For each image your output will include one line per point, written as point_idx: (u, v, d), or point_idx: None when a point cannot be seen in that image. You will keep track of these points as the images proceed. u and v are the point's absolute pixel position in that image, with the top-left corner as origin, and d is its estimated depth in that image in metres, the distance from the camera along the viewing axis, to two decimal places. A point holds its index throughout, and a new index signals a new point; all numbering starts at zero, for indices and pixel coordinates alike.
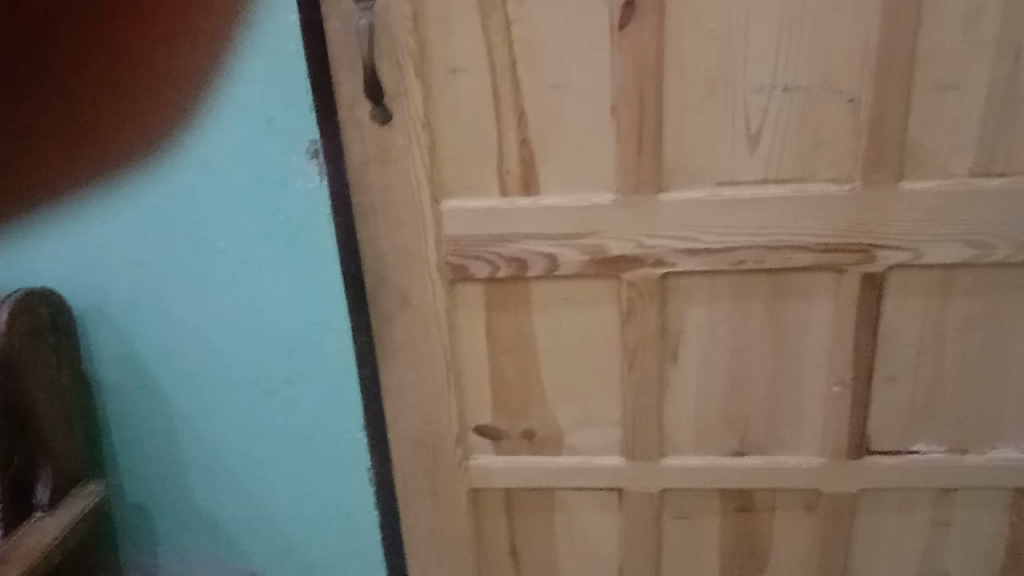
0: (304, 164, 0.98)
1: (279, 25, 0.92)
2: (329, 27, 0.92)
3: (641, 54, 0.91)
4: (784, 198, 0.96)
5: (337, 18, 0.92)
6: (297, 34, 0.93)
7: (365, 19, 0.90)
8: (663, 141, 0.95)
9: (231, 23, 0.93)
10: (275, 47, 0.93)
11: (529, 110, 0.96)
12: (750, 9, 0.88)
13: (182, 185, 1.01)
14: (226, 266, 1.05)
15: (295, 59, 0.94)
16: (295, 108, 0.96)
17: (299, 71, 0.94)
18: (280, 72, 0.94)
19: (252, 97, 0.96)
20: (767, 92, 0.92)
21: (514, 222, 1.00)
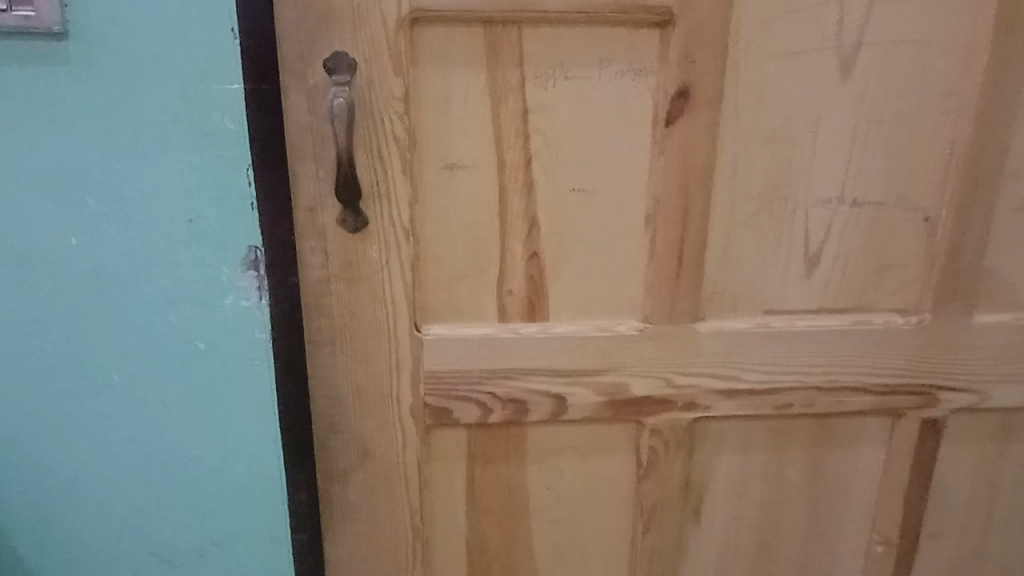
0: (237, 278, 0.74)
1: (214, 97, 0.68)
2: (288, 103, 0.70)
3: (689, 157, 0.73)
4: (842, 332, 0.81)
5: (301, 93, 0.70)
6: (238, 110, 0.69)
7: (342, 96, 0.68)
8: (703, 260, 0.77)
9: (147, 91, 0.68)
10: (207, 127, 0.69)
11: (541, 219, 0.75)
12: (823, 110, 0.73)
13: (66, 299, 0.75)
14: (123, 407, 0.79)
15: (234, 144, 0.69)
16: (229, 206, 0.72)
17: (239, 158, 0.70)
18: (212, 158, 0.70)
19: (171, 189, 0.71)
20: (831, 207, 0.77)
21: (516, 356, 0.79)
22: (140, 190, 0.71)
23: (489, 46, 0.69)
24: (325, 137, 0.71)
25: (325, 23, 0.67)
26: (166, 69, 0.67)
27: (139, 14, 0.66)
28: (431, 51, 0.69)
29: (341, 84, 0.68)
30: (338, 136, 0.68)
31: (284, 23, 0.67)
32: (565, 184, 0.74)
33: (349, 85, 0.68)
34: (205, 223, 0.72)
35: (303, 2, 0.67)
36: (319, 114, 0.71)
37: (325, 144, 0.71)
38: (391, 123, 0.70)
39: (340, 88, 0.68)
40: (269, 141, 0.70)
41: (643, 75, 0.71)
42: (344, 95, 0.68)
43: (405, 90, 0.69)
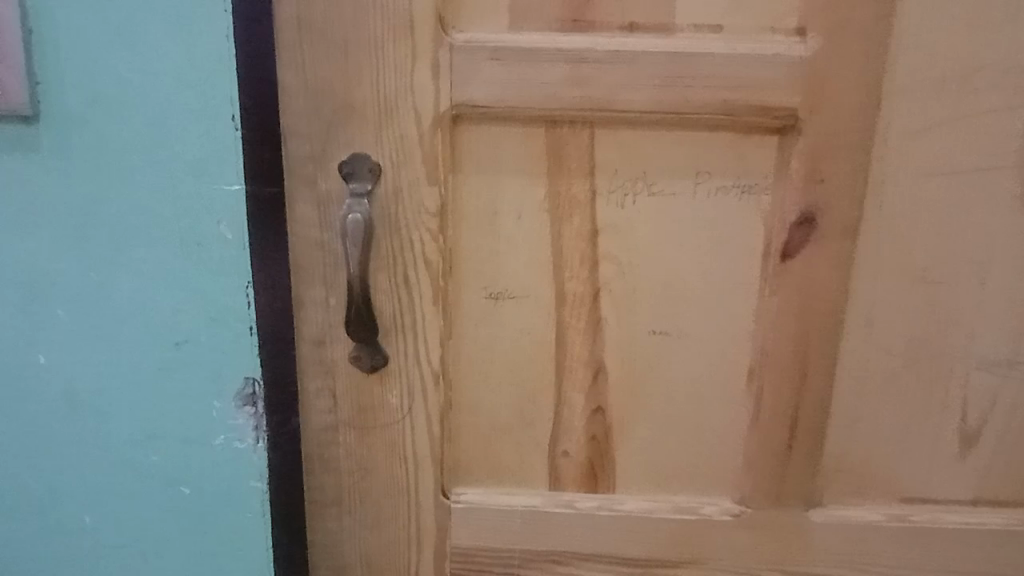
0: (230, 416, 0.58)
1: (208, 197, 0.52)
2: (295, 212, 0.55)
3: (812, 301, 0.55)
4: (1006, 534, 0.61)
5: (309, 200, 0.54)
6: (238, 215, 0.53)
7: (356, 211, 0.53)
8: (822, 430, 0.59)
9: (125, 185, 0.52)
10: (198, 234, 0.53)
11: (611, 367, 0.58)
12: (995, 247, 0.55)
13: (18, 433, 0.59)
14: (84, 567, 0.62)
15: (232, 256, 0.54)
16: (223, 330, 0.56)
17: (237, 274, 0.54)
18: (205, 271, 0.54)
19: (152, 306, 0.55)
20: (1000, 371, 0.58)
21: (570, 536, 0.62)
22: (113, 306, 0.56)
23: (551, 151, 0.53)
24: (339, 255, 0.56)
25: (342, 116, 0.52)
26: (150, 160, 0.52)
27: (119, 92, 0.50)
28: (476, 154, 0.54)
29: (358, 196, 0.53)
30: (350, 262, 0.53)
31: (292, 116, 0.52)
32: (643, 326, 0.57)
33: (369, 196, 0.53)
34: (191, 351, 0.56)
35: (316, 89, 0.52)
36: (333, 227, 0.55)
37: (338, 263, 0.56)
38: (422, 244, 0.55)
39: (357, 201, 0.53)
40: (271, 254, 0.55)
41: (754, 192, 0.54)
42: (362, 210, 0.53)
43: (441, 203, 0.54)
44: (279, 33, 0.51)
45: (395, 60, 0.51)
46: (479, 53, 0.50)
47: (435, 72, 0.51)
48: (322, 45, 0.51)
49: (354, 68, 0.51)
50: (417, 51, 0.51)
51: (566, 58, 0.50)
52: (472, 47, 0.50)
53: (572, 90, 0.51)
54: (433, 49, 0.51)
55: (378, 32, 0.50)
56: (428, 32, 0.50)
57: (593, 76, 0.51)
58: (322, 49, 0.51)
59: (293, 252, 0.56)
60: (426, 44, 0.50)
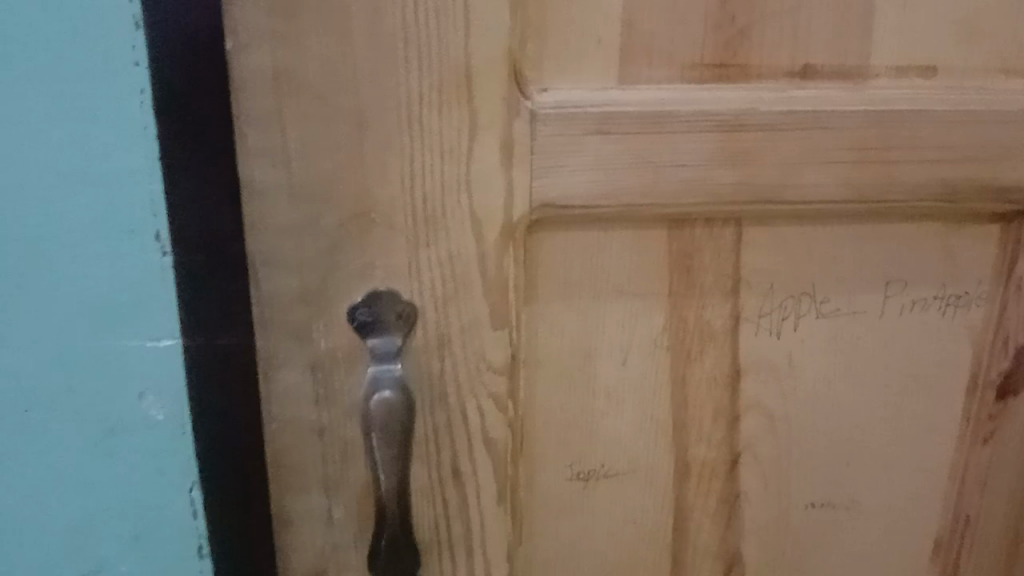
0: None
1: (124, 364, 0.34)
2: (274, 387, 0.33)
3: None
4: None
5: (297, 366, 0.33)
6: (177, 384, 0.34)
7: (390, 385, 0.32)
8: None
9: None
10: (108, 414, 0.34)
11: (749, 557, 0.40)
12: None
13: None
14: None
15: (167, 444, 0.35)
16: (159, 557, 0.37)
17: (178, 467, 0.36)
18: (124, 470, 0.35)
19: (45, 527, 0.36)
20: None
21: None
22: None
23: (677, 262, 0.34)
24: (353, 446, 0.34)
25: (351, 231, 0.31)
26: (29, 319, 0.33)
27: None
28: (563, 275, 0.34)
29: (388, 357, 0.32)
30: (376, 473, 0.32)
31: (268, 235, 0.31)
32: (797, 497, 0.39)
33: (401, 354, 0.32)
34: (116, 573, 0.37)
35: (309, 188, 0.31)
36: (335, 405, 0.33)
37: (351, 459, 0.34)
38: (482, 418, 0.34)
39: (387, 366, 0.32)
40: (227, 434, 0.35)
41: (964, 305, 0.37)
42: (396, 383, 0.32)
43: (512, 354, 0.34)
44: (240, 98, 0.30)
45: (441, 137, 0.31)
46: (578, 122, 0.31)
47: (506, 154, 0.31)
48: (318, 118, 0.30)
49: (372, 154, 0.31)
50: (479, 122, 0.31)
51: (714, 126, 0.32)
52: (572, 114, 0.31)
53: (724, 173, 0.32)
54: (504, 117, 0.31)
55: (415, 93, 0.30)
56: (498, 91, 0.30)
57: (755, 150, 0.32)
58: (319, 124, 0.30)
59: (270, 447, 0.34)
60: (493, 109, 0.30)
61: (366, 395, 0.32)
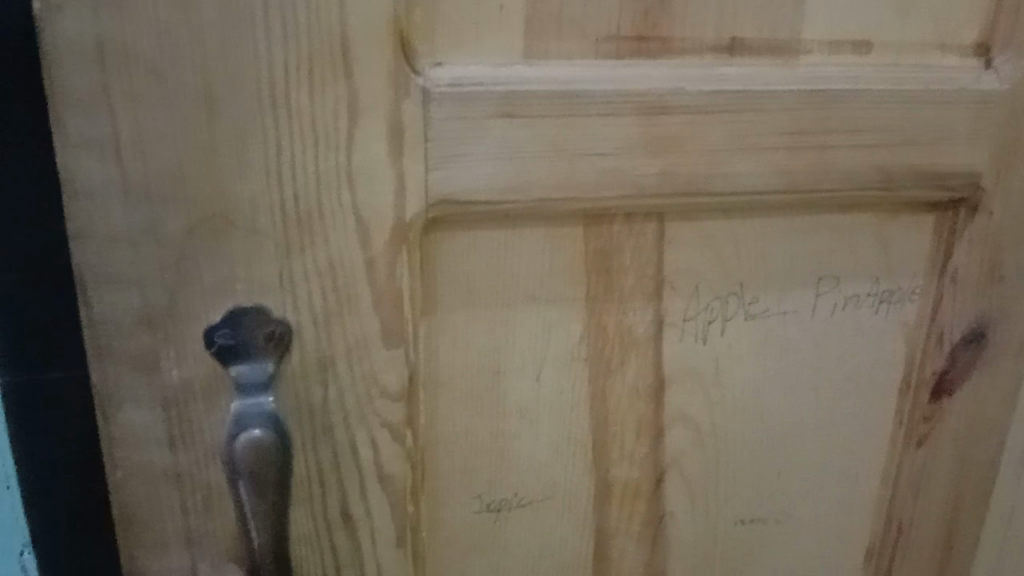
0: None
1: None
2: (116, 427, 0.27)
3: (967, 448, 0.37)
4: None
5: (142, 402, 0.27)
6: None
7: (256, 422, 0.26)
8: None
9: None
10: None
11: None
12: None
13: None
14: None
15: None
16: None
17: (8, 525, 0.30)
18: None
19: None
20: None
21: None
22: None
23: (593, 264, 0.30)
24: (217, 493, 0.28)
25: (203, 238, 0.26)
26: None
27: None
28: (465, 281, 0.29)
29: (255, 389, 0.26)
30: (247, 529, 0.26)
31: (97, 243, 0.25)
32: (726, 514, 0.35)
33: (273, 383, 0.27)
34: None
35: (148, 185, 0.25)
36: (192, 446, 0.27)
37: (215, 508, 0.28)
38: (375, 452, 0.29)
39: (254, 400, 0.26)
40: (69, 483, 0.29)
41: (898, 300, 0.34)
42: (264, 419, 0.26)
43: (409, 376, 0.29)
44: (53, 75, 0.23)
45: (313, 123, 0.25)
46: (478, 103, 0.26)
47: (394, 143, 0.26)
48: (156, 99, 0.24)
49: (227, 143, 0.25)
50: (360, 102, 0.26)
51: (633, 108, 0.28)
52: (471, 93, 0.26)
53: (646, 161, 0.28)
54: (390, 98, 0.26)
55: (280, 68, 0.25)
56: (381, 65, 0.25)
57: (679, 136, 0.28)
58: (158, 108, 0.24)
59: (115, 500, 0.28)
60: (376, 88, 0.25)
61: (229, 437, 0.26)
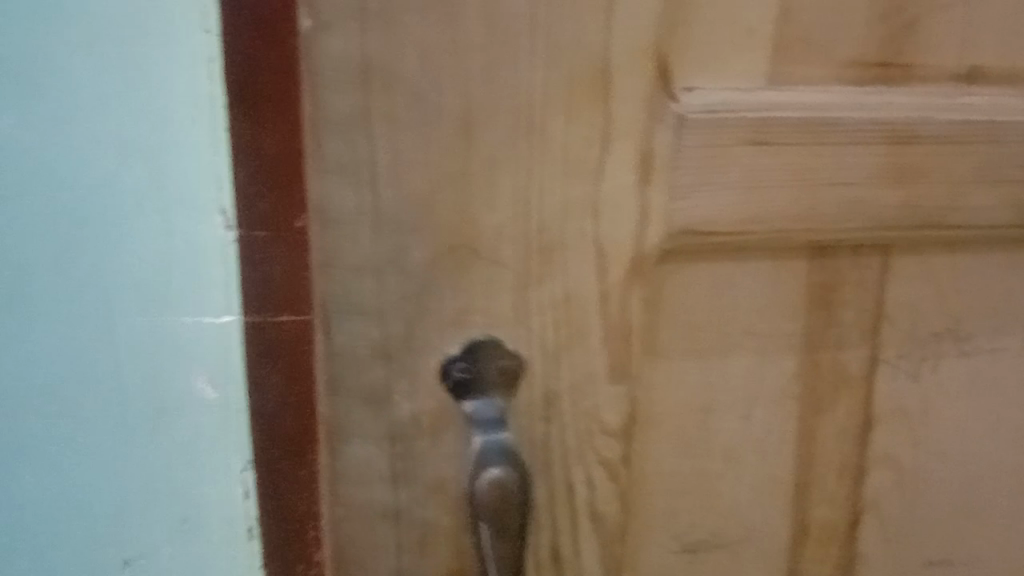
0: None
1: (176, 340, 0.32)
2: (343, 462, 0.26)
3: None
4: None
5: (372, 437, 0.26)
6: (230, 363, 0.33)
7: (495, 462, 0.25)
8: None
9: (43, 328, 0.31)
10: (159, 393, 0.33)
11: None
12: None
13: None
14: None
15: (218, 422, 0.33)
16: (205, 542, 0.35)
17: (228, 445, 0.34)
18: (173, 444, 0.33)
19: (88, 497, 0.33)
20: None
21: None
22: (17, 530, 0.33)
23: (814, 298, 0.29)
24: (435, 530, 0.27)
25: (446, 270, 0.24)
26: (76, 279, 0.31)
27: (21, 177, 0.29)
28: (690, 318, 0.28)
29: (490, 425, 0.25)
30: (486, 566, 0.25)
31: (344, 271, 0.24)
32: (918, 558, 0.34)
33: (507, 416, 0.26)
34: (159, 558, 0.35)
35: (400, 212, 0.24)
36: (417, 480, 0.26)
37: (432, 545, 0.27)
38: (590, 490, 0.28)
39: (492, 436, 0.25)
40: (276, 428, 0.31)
41: None
42: (504, 459, 0.25)
43: (631, 413, 0.27)
44: (316, 94, 0.22)
45: (564, 147, 0.24)
46: (732, 129, 0.25)
47: (643, 170, 0.25)
48: (415, 120, 0.23)
49: (480, 171, 0.24)
50: (613, 130, 0.24)
51: (880, 135, 0.27)
52: (726, 119, 0.25)
53: (885, 191, 0.27)
54: (642, 124, 0.24)
55: (538, 90, 0.23)
56: (639, 91, 0.24)
57: (921, 165, 0.27)
58: (417, 130, 0.23)
59: (333, 538, 0.27)
60: (630, 115, 0.24)
61: (472, 471, 0.25)
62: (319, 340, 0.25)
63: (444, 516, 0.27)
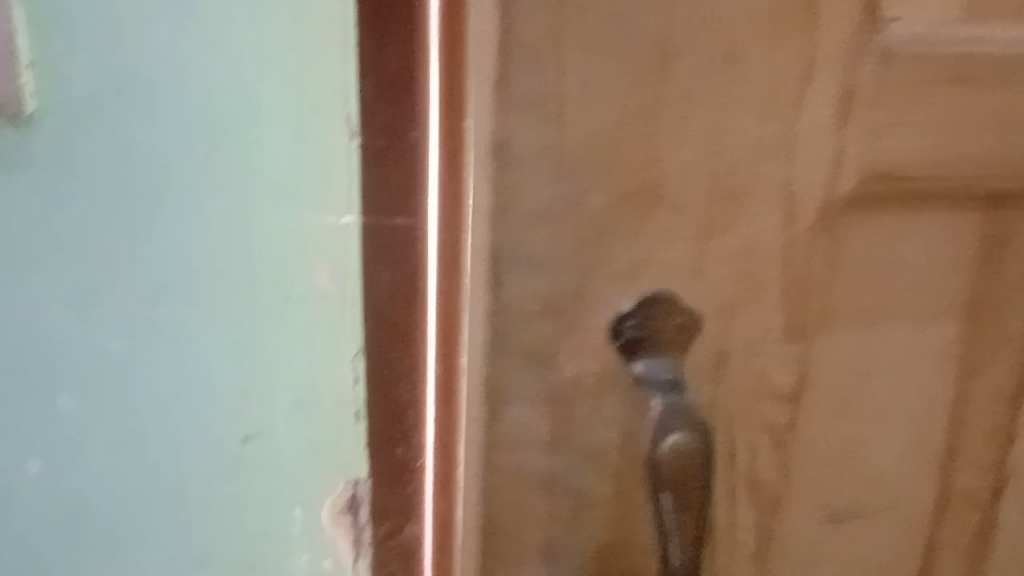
0: (317, 538, 0.34)
1: (291, 226, 0.30)
2: (503, 424, 0.23)
3: None
4: None
5: (535, 398, 0.23)
6: (353, 249, 0.30)
7: (676, 426, 0.23)
8: None
9: (157, 219, 0.30)
10: (280, 277, 0.30)
11: None
12: None
13: None
14: None
15: (334, 316, 0.31)
16: (315, 447, 0.33)
17: (346, 341, 0.31)
18: (290, 331, 0.31)
19: (193, 396, 0.32)
20: None
21: None
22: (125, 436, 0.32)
23: (990, 254, 0.27)
24: (589, 502, 0.25)
25: (625, 216, 0.22)
26: (191, 168, 0.29)
27: (138, 84, 0.28)
28: (868, 273, 0.25)
29: (665, 385, 0.23)
30: (664, 533, 0.23)
31: (518, 216, 0.21)
32: None
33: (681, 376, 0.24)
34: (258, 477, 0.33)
35: (582, 150, 0.21)
36: (578, 445, 0.24)
37: (585, 517, 0.25)
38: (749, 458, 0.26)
39: (670, 397, 0.23)
40: (388, 325, 0.31)
41: None
42: (684, 421, 0.23)
43: (800, 375, 0.26)
44: (505, 17, 0.20)
45: (763, 80, 0.22)
46: (933, 64, 0.23)
47: (842, 107, 0.23)
48: (608, 48, 0.20)
49: (671, 106, 0.21)
50: (816, 64, 0.22)
51: None
52: (927, 54, 0.23)
53: None
54: (844, 52, 0.22)
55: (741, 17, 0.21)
56: (846, 19, 0.22)
57: None
58: (611, 60, 0.21)
59: (484, 513, 0.24)
60: (834, 47, 0.22)
61: (653, 433, 0.23)
62: (481, 297, 0.22)
63: (605, 491, 0.25)
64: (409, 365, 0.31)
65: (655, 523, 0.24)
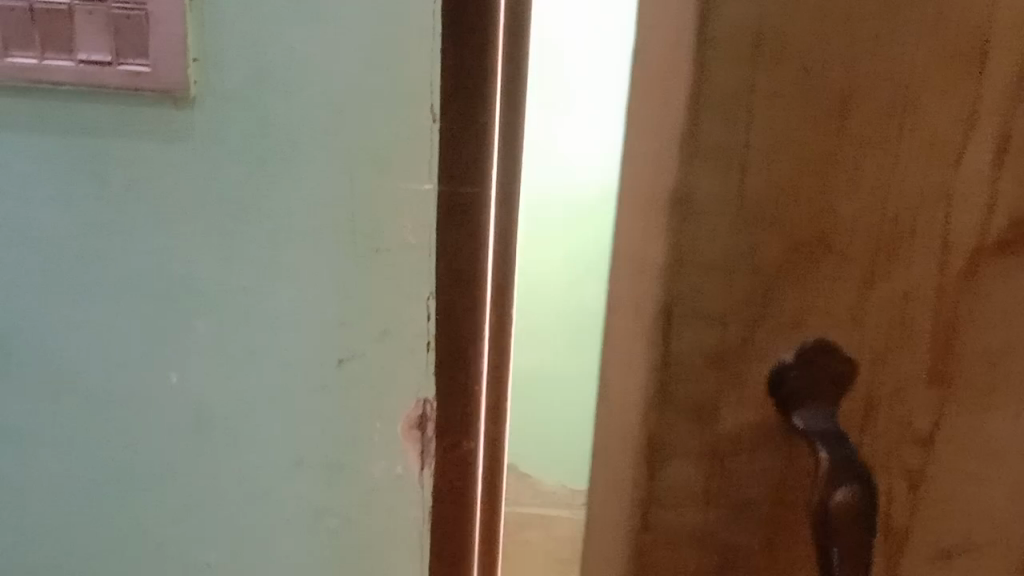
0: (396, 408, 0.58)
1: (389, 194, 0.54)
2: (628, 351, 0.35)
3: None
4: None
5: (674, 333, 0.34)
6: (432, 203, 0.54)
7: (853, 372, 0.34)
8: None
9: (273, 226, 0.56)
10: (384, 215, 0.55)
11: None
12: None
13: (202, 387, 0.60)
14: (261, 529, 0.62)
15: (418, 254, 0.55)
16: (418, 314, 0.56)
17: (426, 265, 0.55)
18: (400, 248, 0.55)
19: (342, 279, 0.56)
20: None
21: None
22: (249, 357, 0.59)
23: None
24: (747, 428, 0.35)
25: (773, 193, 0.32)
26: (375, 183, 0.54)
27: (295, 101, 0.53)
28: (995, 244, 0.33)
29: (813, 348, 0.33)
30: (827, 553, 0.33)
31: (697, 190, 0.32)
32: None
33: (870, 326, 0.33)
34: (360, 385, 0.58)
35: (725, 153, 0.32)
36: (727, 374, 0.34)
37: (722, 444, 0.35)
38: (739, 488, 0.36)
39: (839, 361, 0.33)
40: (449, 244, 0.55)
41: None
42: (854, 368, 0.33)
43: (938, 295, 0.33)
44: (702, 84, 0.31)
45: (748, 244, 0.32)
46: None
47: (949, 85, 0.31)
48: (752, 86, 0.31)
49: (772, 112, 0.31)
50: (915, 81, 0.31)
51: None
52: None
53: None
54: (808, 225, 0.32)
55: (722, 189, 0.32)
56: (980, 65, 0.31)
57: None
58: (773, 88, 0.31)
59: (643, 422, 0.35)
60: (953, 76, 0.31)
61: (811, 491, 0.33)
62: (660, 229, 0.33)
63: (763, 423, 0.35)
64: (476, 241, 0.54)
65: (818, 559, 0.34)
